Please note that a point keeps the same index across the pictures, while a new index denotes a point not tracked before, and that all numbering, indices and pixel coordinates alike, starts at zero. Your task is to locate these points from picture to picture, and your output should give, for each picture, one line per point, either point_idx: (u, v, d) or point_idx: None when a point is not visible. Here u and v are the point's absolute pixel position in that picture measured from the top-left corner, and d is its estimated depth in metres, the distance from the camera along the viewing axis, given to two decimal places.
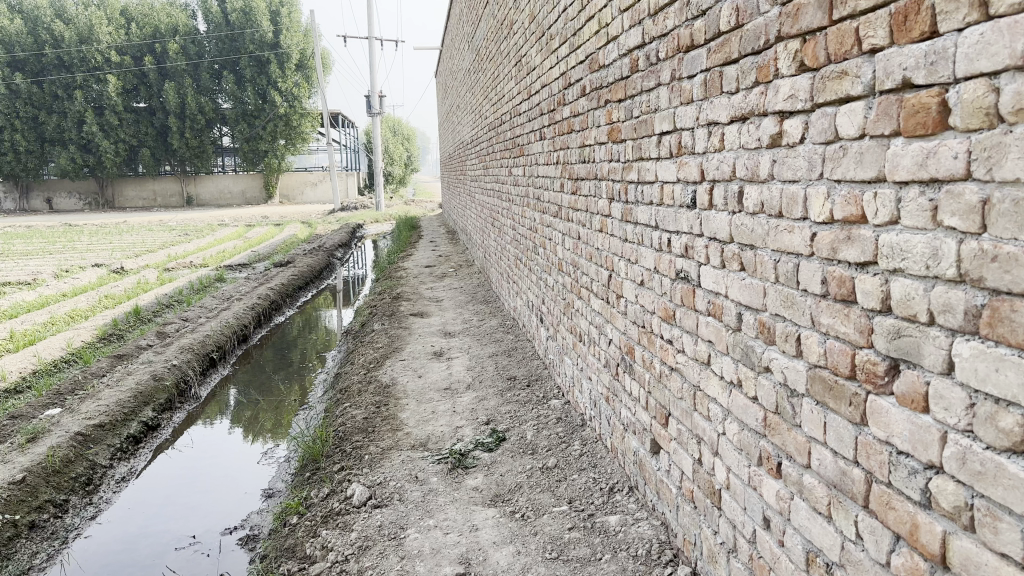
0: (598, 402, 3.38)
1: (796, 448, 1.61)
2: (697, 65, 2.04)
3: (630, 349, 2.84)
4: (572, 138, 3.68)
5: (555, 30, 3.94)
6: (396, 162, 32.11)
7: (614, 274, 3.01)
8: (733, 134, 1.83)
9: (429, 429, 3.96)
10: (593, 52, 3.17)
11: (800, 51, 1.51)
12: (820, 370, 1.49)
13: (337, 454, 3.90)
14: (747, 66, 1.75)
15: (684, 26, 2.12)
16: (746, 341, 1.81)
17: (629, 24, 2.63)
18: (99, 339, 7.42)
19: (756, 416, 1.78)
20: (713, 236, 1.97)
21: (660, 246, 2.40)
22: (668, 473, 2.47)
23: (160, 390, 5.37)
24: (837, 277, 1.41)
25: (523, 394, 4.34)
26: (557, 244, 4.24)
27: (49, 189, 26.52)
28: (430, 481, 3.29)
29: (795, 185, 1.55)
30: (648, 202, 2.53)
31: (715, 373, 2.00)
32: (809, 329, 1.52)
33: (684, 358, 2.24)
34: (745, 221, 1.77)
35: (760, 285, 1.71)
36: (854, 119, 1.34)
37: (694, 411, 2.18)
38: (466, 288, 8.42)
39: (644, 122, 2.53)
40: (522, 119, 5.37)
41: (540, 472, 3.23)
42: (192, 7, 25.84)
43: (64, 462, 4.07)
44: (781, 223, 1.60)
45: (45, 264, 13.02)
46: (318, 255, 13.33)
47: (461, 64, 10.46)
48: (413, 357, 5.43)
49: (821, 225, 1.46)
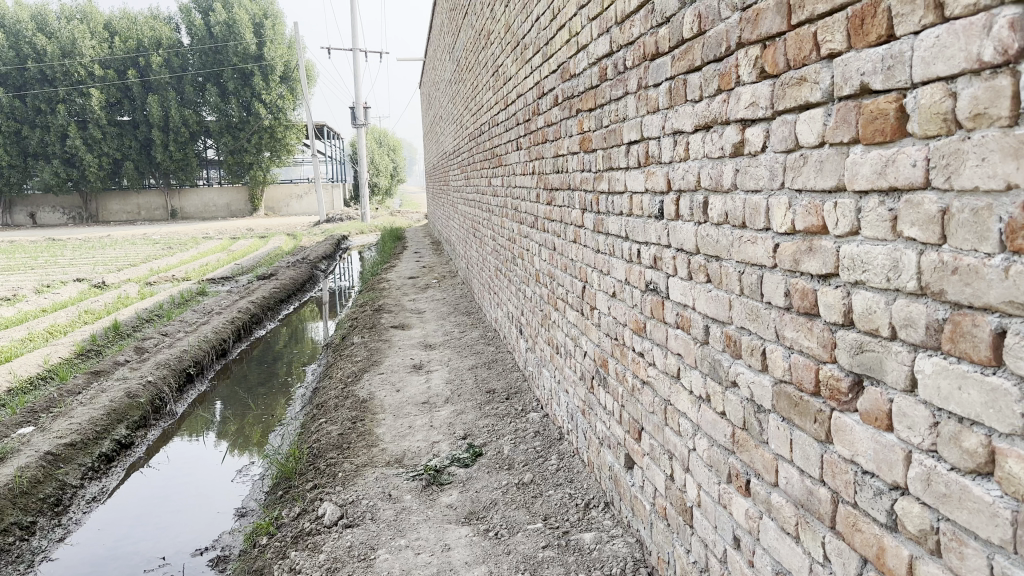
0: (575, 416, 3.33)
1: (764, 466, 1.56)
2: (662, 73, 1.99)
3: (603, 361, 2.79)
4: (547, 148, 3.65)
5: (529, 39, 3.90)
6: (382, 173, 32.04)
7: (588, 285, 2.96)
8: (697, 143, 1.79)
9: (405, 444, 3.89)
10: (565, 61, 3.13)
11: (760, 57, 1.47)
12: (785, 386, 1.44)
13: (310, 472, 3.82)
14: (709, 73, 1.70)
15: (649, 33, 2.08)
16: (714, 354, 1.76)
17: (598, 32, 2.59)
18: (77, 355, 7.30)
19: (724, 432, 1.73)
20: (680, 248, 1.92)
21: (631, 257, 2.35)
22: (641, 489, 2.42)
23: (134, 408, 5.27)
24: (800, 290, 1.36)
25: (501, 407, 4.27)
26: (534, 255, 4.19)
27: (31, 203, 26.31)
28: (404, 500, 3.22)
29: (757, 194, 1.50)
30: (618, 212, 2.48)
31: (685, 388, 1.95)
32: (773, 344, 1.47)
33: (654, 371, 2.19)
34: (710, 232, 1.72)
35: (726, 297, 1.66)
36: (813, 127, 1.30)
37: (666, 426, 2.13)
38: (449, 299, 8.36)
39: (613, 132, 2.48)
40: (499, 129, 5.34)
41: (516, 488, 3.17)
42: (176, 20, 25.77)
43: (32, 483, 3.96)
44: (744, 234, 1.56)
45: (26, 279, 12.88)
46: (301, 267, 13.24)
47: (443, 76, 10.43)
48: (392, 371, 5.36)
49: (783, 236, 1.41)
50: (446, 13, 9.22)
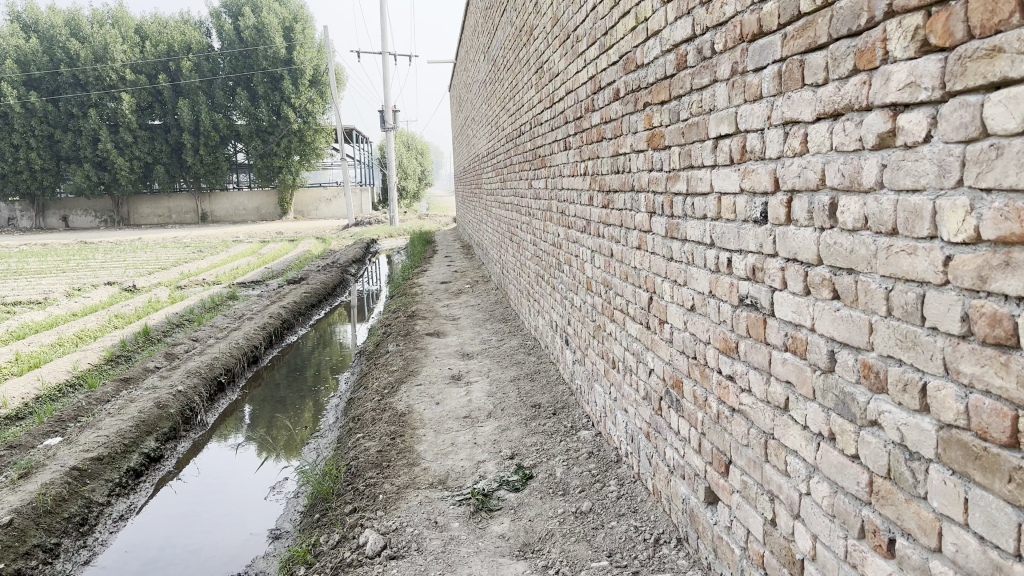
0: (637, 437, 3.05)
1: (919, 525, 1.28)
2: (768, 55, 1.72)
3: (676, 382, 2.51)
4: (603, 147, 3.38)
5: (583, 31, 3.65)
6: (409, 177, 31.96)
7: (656, 296, 2.68)
8: (821, 135, 1.51)
9: (449, 464, 3.64)
10: (629, 51, 2.87)
11: (923, 27, 1.19)
12: (959, 433, 1.16)
13: (349, 493, 3.58)
14: (841, 51, 1.43)
15: (748, 11, 1.81)
16: (843, 385, 1.48)
17: (675, 15, 2.32)
18: (106, 362, 7.14)
19: (858, 479, 1.45)
20: (793, 257, 1.64)
21: (718, 266, 2.07)
22: (728, 530, 2.13)
23: (163, 419, 5.07)
24: (988, 315, 1.09)
25: (549, 423, 4.01)
26: (585, 261, 3.93)
27: (65, 207, 26.53)
28: (452, 528, 2.97)
29: (918, 195, 1.23)
30: (699, 216, 2.21)
31: (796, 421, 1.67)
32: (941, 379, 1.20)
33: (750, 399, 1.91)
34: (841, 239, 1.45)
35: (865, 319, 1.39)
36: (1015, 110, 1.03)
37: (766, 462, 1.85)
38: (483, 305, 8.10)
39: (695, 125, 2.21)
40: (543, 127, 5.08)
41: (574, 518, 2.90)
42: (208, 26, 25.85)
43: (57, 501, 3.76)
44: (895, 243, 1.28)
45: (58, 282, 12.83)
46: (331, 271, 13.03)
47: (476, 75, 10.16)
48: (430, 381, 5.11)
49: (959, 247, 1.14)
50: (482, 13, 8.95)
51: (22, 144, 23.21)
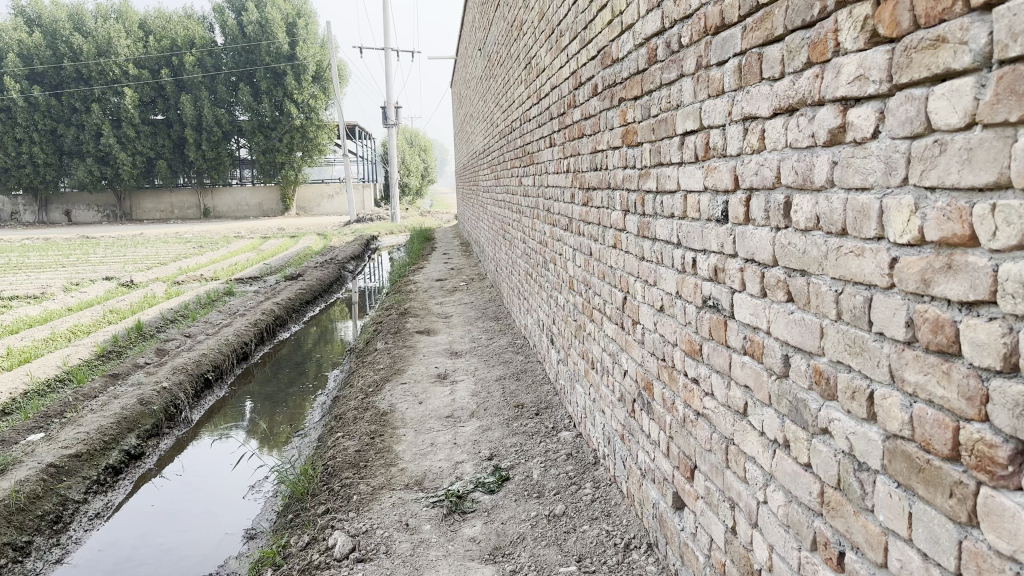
0: (613, 440, 2.99)
1: (866, 539, 1.22)
2: (729, 49, 1.66)
3: (647, 384, 2.46)
4: (583, 144, 3.32)
5: (566, 25, 3.58)
6: (412, 174, 31.90)
7: (629, 296, 2.63)
8: (777, 130, 1.46)
9: (426, 464, 3.59)
10: (606, 46, 2.81)
11: (872, 16, 1.14)
12: (903, 444, 1.11)
13: (323, 493, 3.54)
14: (796, 43, 1.37)
15: (712, 2, 1.75)
16: (797, 392, 1.42)
17: (646, 9, 2.26)
18: (97, 357, 7.11)
19: (810, 489, 1.40)
20: (751, 257, 1.59)
21: (684, 266, 2.01)
22: (693, 537, 2.08)
23: (146, 416, 5.03)
24: (931, 320, 1.03)
25: (530, 424, 3.96)
26: (568, 259, 3.87)
27: (68, 202, 26.55)
28: (423, 530, 2.92)
29: (866, 194, 1.17)
30: (668, 214, 2.15)
31: (754, 427, 1.62)
32: (886, 386, 1.14)
33: (712, 404, 1.86)
34: (795, 239, 1.39)
35: (817, 322, 1.33)
36: (957, 103, 0.97)
37: (727, 469, 1.79)
38: (476, 303, 8.06)
39: (664, 121, 2.15)
40: (531, 124, 5.03)
41: (546, 521, 2.84)
42: (211, 21, 25.82)
43: (31, 498, 3.72)
44: (844, 244, 1.23)
45: (56, 277, 12.82)
46: (329, 268, 13.00)
47: (474, 72, 10.14)
48: (415, 380, 5.05)
49: (904, 248, 1.09)
50: (478, 9, 8.89)
51: (25, 139, 23.22)
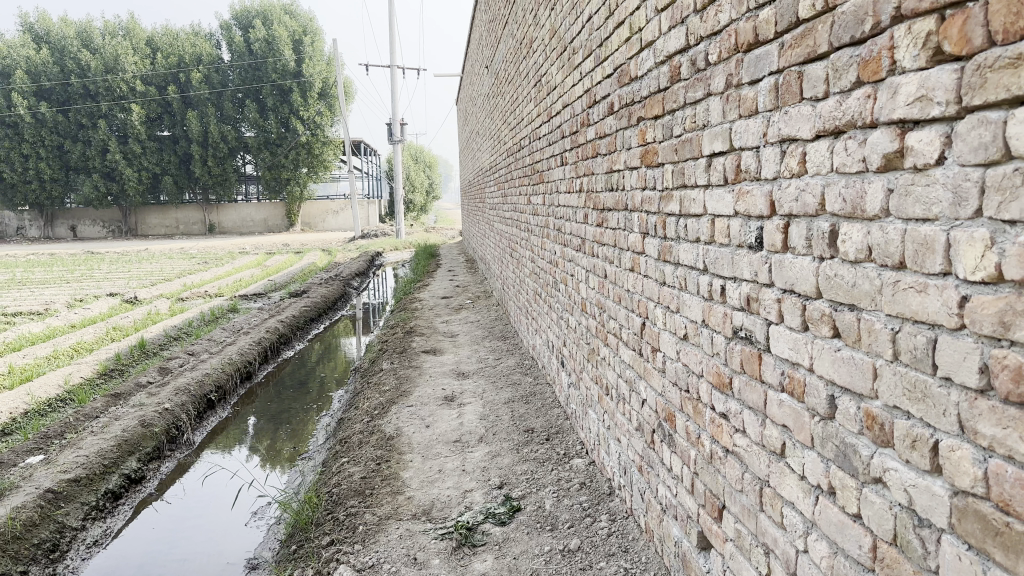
0: (629, 470, 2.88)
1: None
2: (764, 66, 1.57)
3: (669, 415, 2.35)
4: (598, 164, 3.22)
5: (579, 42, 3.50)
6: (417, 191, 31.92)
7: (648, 322, 2.52)
8: (820, 153, 1.36)
9: (434, 493, 3.47)
10: (623, 63, 2.72)
11: (935, 33, 1.04)
12: (976, 502, 1.00)
13: (328, 522, 3.42)
14: (843, 61, 1.27)
15: (743, 18, 1.66)
16: (844, 435, 1.31)
17: (669, 25, 2.18)
18: (99, 376, 7.01)
19: (860, 542, 1.29)
20: (790, 288, 1.49)
21: (711, 294, 1.91)
22: None
23: (148, 438, 4.92)
24: (1011, 368, 0.93)
25: (541, 450, 3.84)
26: (580, 280, 3.77)
27: (74, 217, 26.57)
28: (431, 565, 2.80)
29: (929, 226, 1.07)
30: (692, 239, 2.05)
31: (793, 470, 1.51)
32: (954, 437, 1.04)
33: (744, 441, 1.75)
34: (843, 272, 1.29)
35: (869, 362, 1.23)
36: None
37: (761, 512, 1.68)
38: (483, 321, 7.96)
39: (688, 142, 2.06)
40: (541, 141, 4.94)
41: (561, 557, 2.72)
42: (218, 38, 25.89)
43: (27, 526, 3.61)
44: (903, 279, 1.13)
45: (60, 293, 12.72)
46: (334, 284, 12.92)
47: (480, 88, 10.06)
48: (422, 403, 4.94)
49: (977, 286, 0.98)
50: (486, 25, 8.84)
51: (32, 154, 23.22)
